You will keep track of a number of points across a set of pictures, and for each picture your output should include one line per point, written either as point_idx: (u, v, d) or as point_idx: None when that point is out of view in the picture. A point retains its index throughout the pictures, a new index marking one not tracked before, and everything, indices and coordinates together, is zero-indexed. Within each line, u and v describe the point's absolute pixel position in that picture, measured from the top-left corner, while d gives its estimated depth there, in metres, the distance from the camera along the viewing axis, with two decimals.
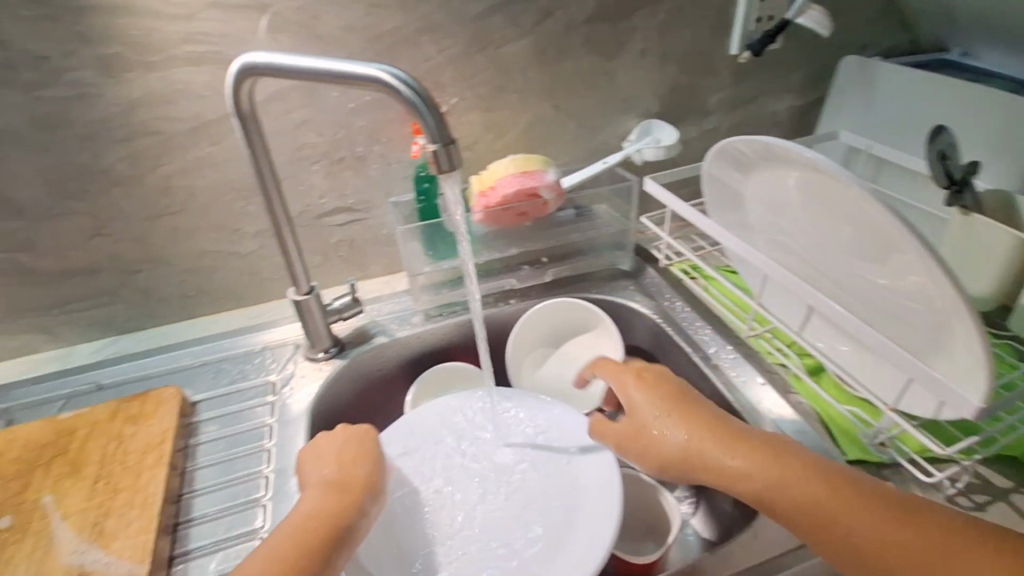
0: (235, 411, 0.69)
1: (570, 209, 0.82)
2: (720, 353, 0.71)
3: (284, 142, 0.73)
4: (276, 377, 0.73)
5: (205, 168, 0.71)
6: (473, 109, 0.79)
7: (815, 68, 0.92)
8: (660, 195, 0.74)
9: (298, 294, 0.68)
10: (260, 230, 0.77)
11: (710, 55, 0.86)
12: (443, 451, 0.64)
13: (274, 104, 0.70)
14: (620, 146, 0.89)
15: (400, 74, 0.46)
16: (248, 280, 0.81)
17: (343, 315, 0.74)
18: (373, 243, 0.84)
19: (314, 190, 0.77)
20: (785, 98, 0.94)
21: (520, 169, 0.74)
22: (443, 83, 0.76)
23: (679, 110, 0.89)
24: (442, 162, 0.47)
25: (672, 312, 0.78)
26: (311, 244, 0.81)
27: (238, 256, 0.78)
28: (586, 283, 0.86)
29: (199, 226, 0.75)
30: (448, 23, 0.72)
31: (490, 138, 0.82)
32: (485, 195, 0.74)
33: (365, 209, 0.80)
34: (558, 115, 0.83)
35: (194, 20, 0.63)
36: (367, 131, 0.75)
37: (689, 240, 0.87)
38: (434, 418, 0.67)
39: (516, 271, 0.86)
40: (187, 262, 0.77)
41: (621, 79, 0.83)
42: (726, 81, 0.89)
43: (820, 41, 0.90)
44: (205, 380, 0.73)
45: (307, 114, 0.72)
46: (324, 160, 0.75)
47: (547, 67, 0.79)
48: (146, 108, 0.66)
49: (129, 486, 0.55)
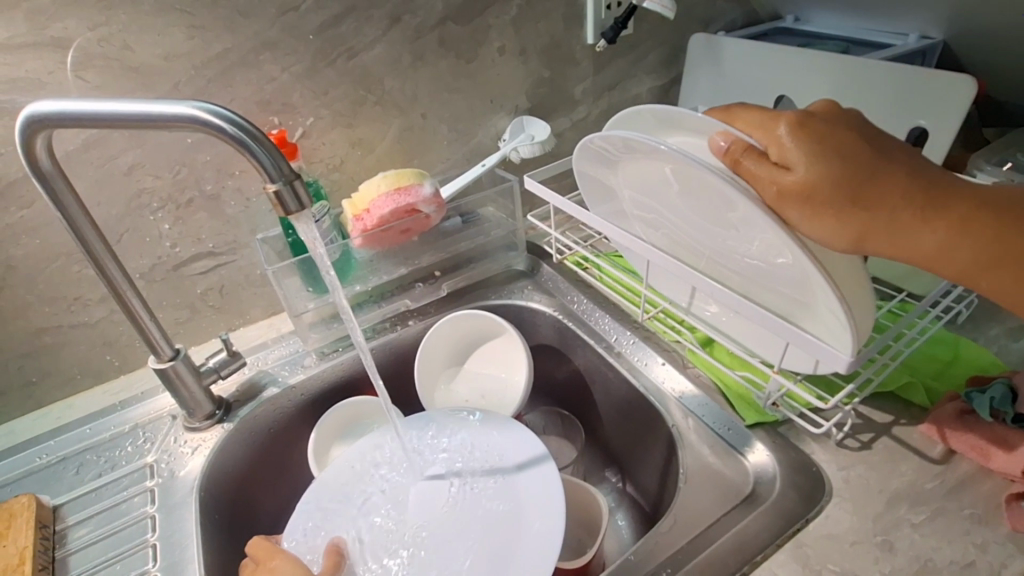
0: (107, 507, 0.61)
1: (456, 217, 0.79)
2: (621, 340, 0.72)
3: (115, 192, 0.64)
4: (154, 457, 0.65)
5: (19, 235, 0.61)
6: (334, 128, 0.74)
7: (670, 48, 0.93)
8: (541, 192, 0.72)
9: (160, 362, 0.60)
10: (105, 295, 0.68)
11: (569, 45, 0.85)
12: (369, 476, 0.64)
13: (93, 151, 0.61)
14: (495, 146, 0.87)
15: (220, 109, 0.41)
16: (105, 351, 0.71)
17: (221, 373, 0.66)
18: (248, 286, 0.76)
19: (163, 239, 0.68)
20: (646, 80, 0.94)
21: (393, 185, 0.70)
22: (294, 103, 0.70)
23: (548, 103, 0.88)
24: (288, 201, 0.43)
25: (571, 306, 0.78)
26: (172, 299, 0.72)
27: (86, 327, 0.69)
28: (484, 289, 0.84)
29: (25, 302, 0.64)
30: (286, 39, 0.66)
31: (359, 155, 0.77)
32: (360, 218, 0.71)
33: (230, 251, 0.73)
34: (427, 123, 0.80)
35: None
36: (215, 166, 0.67)
37: (577, 230, 0.87)
38: (367, 469, 0.65)
39: (410, 290, 0.82)
40: (21, 345, 0.66)
41: (485, 78, 0.81)
42: (589, 69, 0.88)
43: (671, 23, 0.91)
44: (66, 479, 0.64)
45: (137, 156, 0.63)
46: (169, 205, 0.67)
47: (405, 75, 0.75)
48: None
49: None
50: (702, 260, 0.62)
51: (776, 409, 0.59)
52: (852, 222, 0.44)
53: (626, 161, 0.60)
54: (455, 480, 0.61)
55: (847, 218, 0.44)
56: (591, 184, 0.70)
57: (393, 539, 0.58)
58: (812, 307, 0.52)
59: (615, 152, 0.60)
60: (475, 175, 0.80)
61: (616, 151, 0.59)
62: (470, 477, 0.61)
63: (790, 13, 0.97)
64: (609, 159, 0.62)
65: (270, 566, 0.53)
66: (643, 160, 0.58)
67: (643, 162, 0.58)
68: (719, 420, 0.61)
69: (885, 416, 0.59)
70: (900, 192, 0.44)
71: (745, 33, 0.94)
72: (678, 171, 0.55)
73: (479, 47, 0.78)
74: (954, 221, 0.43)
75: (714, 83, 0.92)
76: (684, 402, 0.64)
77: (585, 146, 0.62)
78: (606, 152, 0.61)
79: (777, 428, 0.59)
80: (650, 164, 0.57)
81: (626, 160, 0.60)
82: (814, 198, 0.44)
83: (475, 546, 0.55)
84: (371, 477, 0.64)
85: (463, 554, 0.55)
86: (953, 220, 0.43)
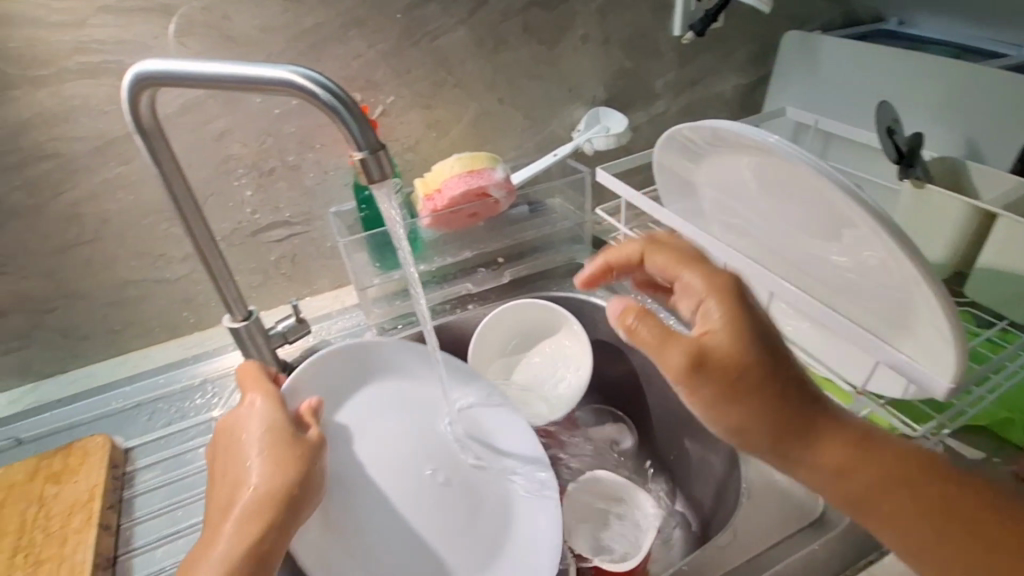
0: (174, 455, 0.64)
1: (523, 206, 0.79)
2: (686, 344, 0.69)
3: (204, 157, 0.66)
4: (220, 412, 0.68)
5: (117, 191, 0.64)
6: (412, 108, 0.74)
7: (760, 45, 0.89)
8: (614, 185, 0.70)
9: (234, 321, 0.63)
10: (187, 254, 0.71)
11: (655, 37, 0.82)
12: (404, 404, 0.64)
13: (188, 116, 0.64)
14: (569, 137, 0.85)
15: (315, 75, 0.42)
16: (182, 307, 0.75)
17: (287, 339, 0.69)
18: (318, 257, 0.78)
19: (244, 205, 0.71)
20: (732, 78, 0.90)
21: (466, 168, 0.70)
22: (376, 81, 0.71)
23: (627, 96, 0.85)
24: (372, 170, 0.43)
25: (634, 305, 0.76)
26: (247, 264, 0.75)
27: (168, 284, 0.72)
28: (546, 280, 0.83)
29: (118, 256, 0.68)
30: (375, 17, 0.67)
31: (434, 136, 0.77)
32: (431, 199, 0.71)
33: (304, 222, 0.75)
34: (503, 109, 0.79)
35: (85, 27, 0.57)
36: (298, 138, 0.69)
37: (647, 228, 0.84)
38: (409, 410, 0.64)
39: (472, 274, 0.82)
40: (110, 295, 0.70)
41: (565, 66, 0.79)
42: (672, 63, 0.85)
43: (765, 19, 0.86)
44: (140, 423, 0.68)
45: (227, 123, 0.65)
46: (252, 172, 0.69)
47: (487, 58, 0.75)
48: (40, 129, 0.59)
49: (54, 555, 0.51)
50: (787, 269, 0.59)
51: None
52: (832, 444, 0.40)
53: (708, 160, 0.59)
54: (475, 458, 0.63)
55: (841, 448, 0.40)
56: (671, 183, 0.68)
57: (407, 464, 0.59)
58: (907, 326, 0.49)
59: (696, 150, 0.59)
60: (546, 164, 0.79)
61: (696, 150, 0.59)
62: (489, 458, 0.63)
63: (893, 16, 0.91)
64: (689, 157, 0.62)
65: (249, 403, 0.54)
66: (725, 159, 0.57)
67: (725, 162, 0.58)
68: None
69: (978, 452, 0.54)
70: (889, 457, 0.40)
71: (844, 33, 0.88)
72: (763, 172, 0.54)
73: (563, 34, 0.77)
74: (942, 477, 0.40)
75: (805, 84, 0.87)
76: None
77: (672, 138, 0.60)
78: (687, 149, 0.60)
79: None
80: (732, 164, 0.57)
81: (706, 159, 0.60)
82: (703, 370, 0.40)
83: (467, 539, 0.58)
84: (398, 412, 0.63)
85: (452, 534, 0.56)
86: (948, 513, 0.38)
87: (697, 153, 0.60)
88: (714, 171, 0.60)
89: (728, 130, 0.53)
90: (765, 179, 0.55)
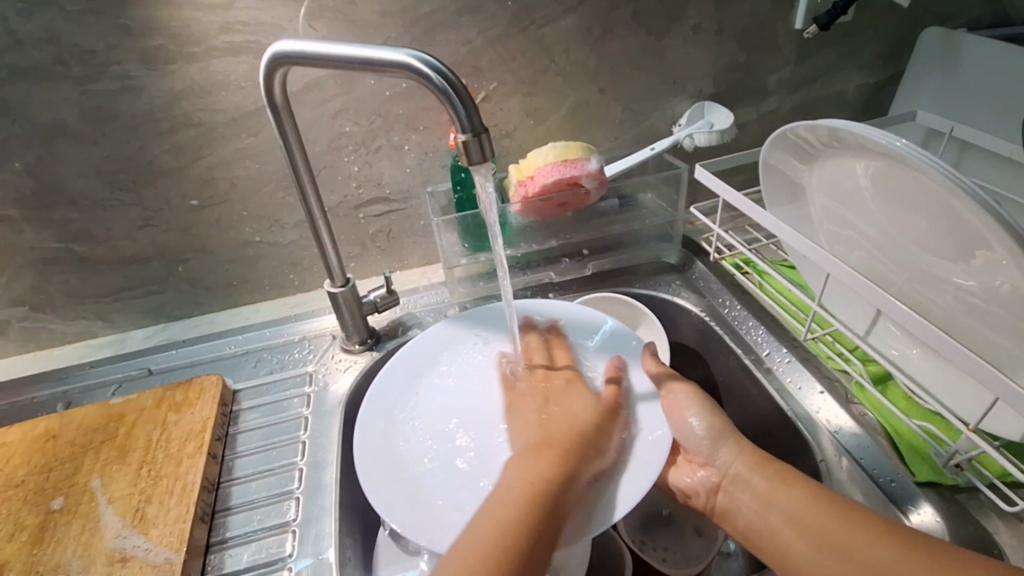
0: (273, 402, 0.70)
1: (614, 198, 0.77)
2: (773, 356, 0.66)
3: (321, 132, 0.72)
4: (314, 368, 0.74)
5: (245, 159, 0.72)
6: (513, 95, 0.75)
7: (894, 41, 0.81)
8: (711, 183, 0.67)
9: (333, 286, 0.68)
10: (299, 221, 0.78)
11: (773, 30, 0.77)
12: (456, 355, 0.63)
13: (310, 94, 0.69)
14: (668, 131, 0.83)
15: (429, 58, 0.44)
16: (289, 269, 0.82)
17: (378, 307, 0.73)
18: (412, 234, 0.83)
19: (351, 180, 0.76)
20: (856, 77, 0.83)
21: (561, 157, 0.71)
22: (482, 67, 0.73)
23: (735, 91, 0.81)
24: (473, 153, 0.45)
25: (721, 310, 0.73)
26: (348, 234, 0.80)
27: (279, 247, 0.80)
28: (630, 276, 0.82)
29: (241, 218, 0.76)
30: (487, 4, 0.69)
31: (531, 124, 0.78)
32: (523, 184, 0.72)
33: (402, 200, 0.79)
34: (603, 100, 0.79)
35: (232, 9, 0.63)
36: (405, 119, 0.73)
37: (742, 231, 0.80)
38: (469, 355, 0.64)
39: (556, 263, 0.83)
40: (232, 252, 0.78)
41: (672, 59, 0.77)
42: (790, 58, 0.80)
43: (903, 12, 0.79)
44: (246, 369, 0.75)
45: (343, 103, 0.70)
46: (361, 149, 0.74)
47: (592, 48, 0.74)
48: (188, 100, 0.66)
49: (170, 474, 0.58)
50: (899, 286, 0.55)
51: (958, 472, 0.50)
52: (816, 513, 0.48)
53: (821, 162, 0.57)
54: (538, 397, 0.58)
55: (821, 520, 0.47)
56: (777, 185, 0.64)
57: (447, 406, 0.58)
58: None
59: (811, 152, 0.56)
60: (642, 158, 0.77)
61: (808, 151, 0.57)
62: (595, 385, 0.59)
63: None
64: (802, 159, 0.58)
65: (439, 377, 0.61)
66: (841, 160, 0.54)
67: (841, 165, 0.55)
68: (878, 466, 0.53)
69: None
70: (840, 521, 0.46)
71: (996, 31, 0.79)
72: (883, 176, 0.51)
73: (673, 25, 0.74)
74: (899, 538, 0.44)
75: (942, 86, 0.78)
76: (840, 437, 0.57)
77: (784, 136, 0.57)
78: (799, 150, 0.57)
79: (953, 494, 0.51)
80: (846, 165, 0.54)
81: (819, 160, 0.57)
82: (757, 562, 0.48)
83: (586, 494, 0.49)
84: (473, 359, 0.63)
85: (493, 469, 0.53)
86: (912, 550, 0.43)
87: (811, 154, 0.57)
88: (827, 174, 0.57)
89: (850, 131, 0.49)
90: (884, 185, 0.52)
